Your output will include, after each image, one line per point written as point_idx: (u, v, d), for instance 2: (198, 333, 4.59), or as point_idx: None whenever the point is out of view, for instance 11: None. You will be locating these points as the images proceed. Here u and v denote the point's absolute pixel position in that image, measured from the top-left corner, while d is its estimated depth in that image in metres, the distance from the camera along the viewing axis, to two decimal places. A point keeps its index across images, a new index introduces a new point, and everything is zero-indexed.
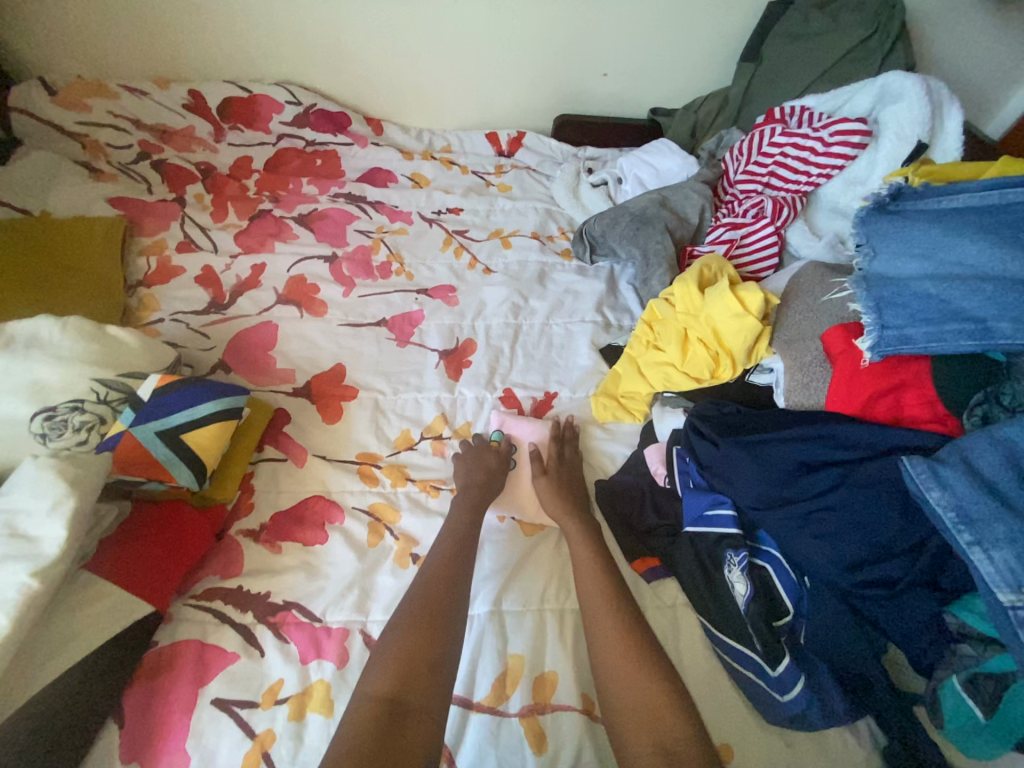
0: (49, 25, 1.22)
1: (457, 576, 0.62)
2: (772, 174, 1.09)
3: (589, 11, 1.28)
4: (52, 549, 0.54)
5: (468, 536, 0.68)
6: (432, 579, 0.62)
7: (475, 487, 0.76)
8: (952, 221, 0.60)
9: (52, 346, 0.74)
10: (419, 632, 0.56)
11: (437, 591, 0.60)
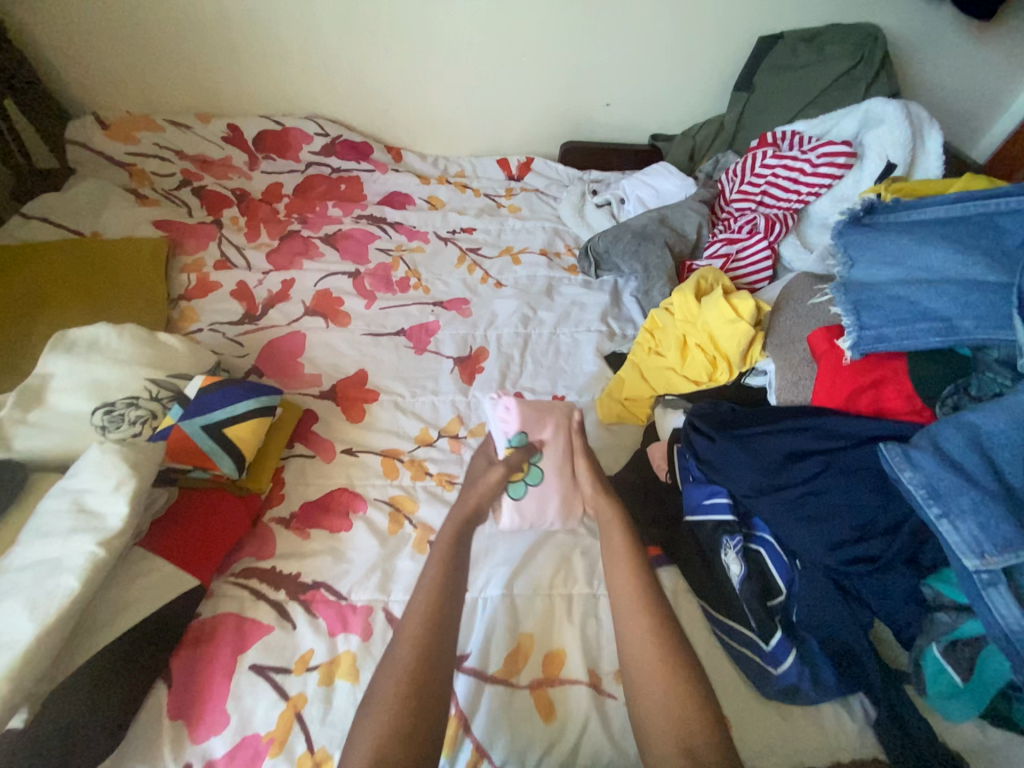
0: (105, 69, 1.36)
1: (438, 655, 0.58)
2: (765, 192, 1.16)
3: (592, 48, 1.39)
4: (115, 522, 0.60)
5: (453, 598, 0.63)
6: (410, 660, 0.57)
7: (454, 542, 0.69)
8: (918, 233, 0.67)
9: (111, 349, 0.82)
10: (401, 714, 0.53)
11: (418, 669, 0.57)
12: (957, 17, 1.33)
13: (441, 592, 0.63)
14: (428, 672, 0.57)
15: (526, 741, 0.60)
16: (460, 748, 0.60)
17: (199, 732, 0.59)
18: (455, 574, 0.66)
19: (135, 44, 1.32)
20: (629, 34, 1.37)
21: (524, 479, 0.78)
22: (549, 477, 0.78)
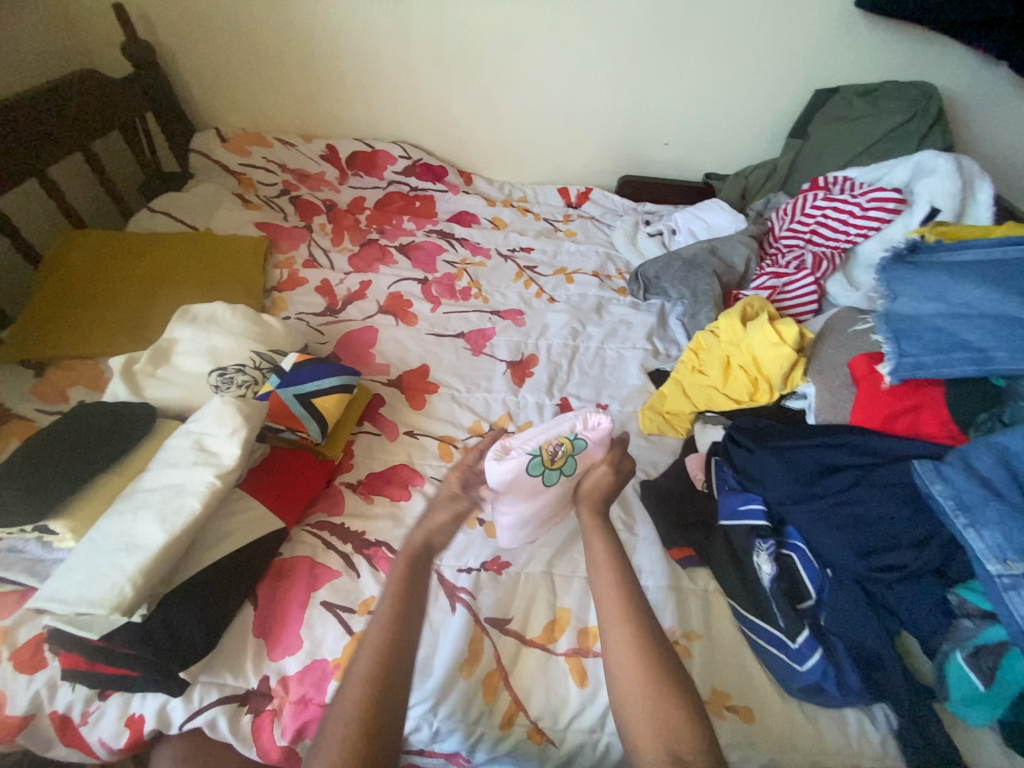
0: (229, 92, 1.58)
1: (392, 694, 0.53)
2: (813, 231, 1.23)
3: (656, 93, 1.52)
4: (229, 459, 0.72)
5: (406, 631, 0.58)
6: (362, 696, 0.52)
7: (406, 574, 0.64)
8: (974, 270, 0.72)
9: (226, 323, 0.97)
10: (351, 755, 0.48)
11: (371, 707, 0.52)
12: (1016, 81, 1.39)
13: (399, 606, 0.60)
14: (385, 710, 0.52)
15: (560, 700, 0.67)
16: (498, 699, 0.66)
17: (276, 651, 0.68)
18: (414, 595, 0.62)
19: (257, 72, 1.53)
20: (691, 83, 1.49)
21: (560, 467, 0.76)
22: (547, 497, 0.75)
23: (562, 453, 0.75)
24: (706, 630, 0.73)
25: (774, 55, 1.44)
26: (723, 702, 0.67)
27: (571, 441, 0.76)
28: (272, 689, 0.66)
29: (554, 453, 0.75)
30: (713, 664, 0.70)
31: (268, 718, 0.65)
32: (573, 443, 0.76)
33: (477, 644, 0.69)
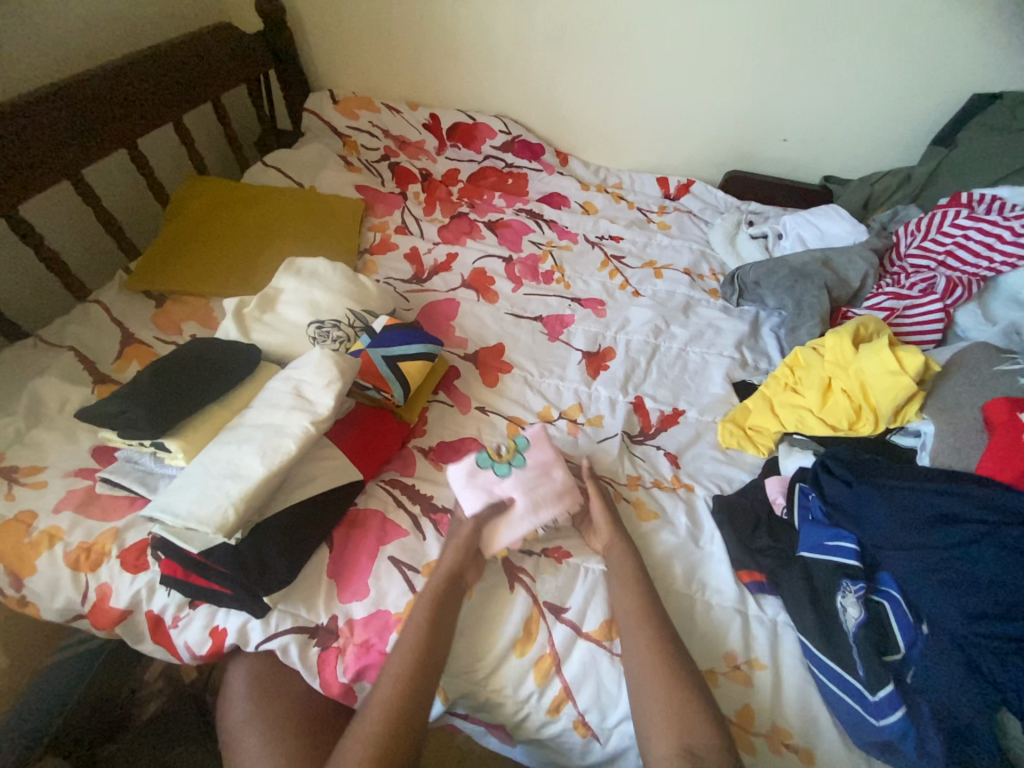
0: (346, 55, 1.62)
1: (409, 731, 0.60)
2: (948, 255, 1.10)
3: (783, 83, 1.40)
4: (324, 408, 0.76)
5: (431, 669, 0.64)
6: (382, 725, 0.60)
7: (434, 609, 0.67)
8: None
9: (326, 280, 1.01)
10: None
11: (388, 749, 0.58)
12: None
13: (428, 631, 0.65)
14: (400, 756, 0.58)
15: (610, 699, 0.66)
16: (549, 684, 0.67)
17: (344, 594, 0.72)
18: (444, 619, 0.67)
19: (375, 36, 1.56)
20: (826, 74, 1.36)
21: (510, 461, 0.80)
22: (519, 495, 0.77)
23: (505, 451, 0.80)
24: (772, 663, 0.69)
25: (932, 48, 1.27)
26: (783, 739, 0.65)
27: (514, 440, 0.82)
28: (339, 628, 0.70)
29: (500, 452, 0.81)
30: (775, 699, 0.67)
31: (333, 654, 0.69)
32: (517, 440, 0.82)
33: (533, 626, 0.70)
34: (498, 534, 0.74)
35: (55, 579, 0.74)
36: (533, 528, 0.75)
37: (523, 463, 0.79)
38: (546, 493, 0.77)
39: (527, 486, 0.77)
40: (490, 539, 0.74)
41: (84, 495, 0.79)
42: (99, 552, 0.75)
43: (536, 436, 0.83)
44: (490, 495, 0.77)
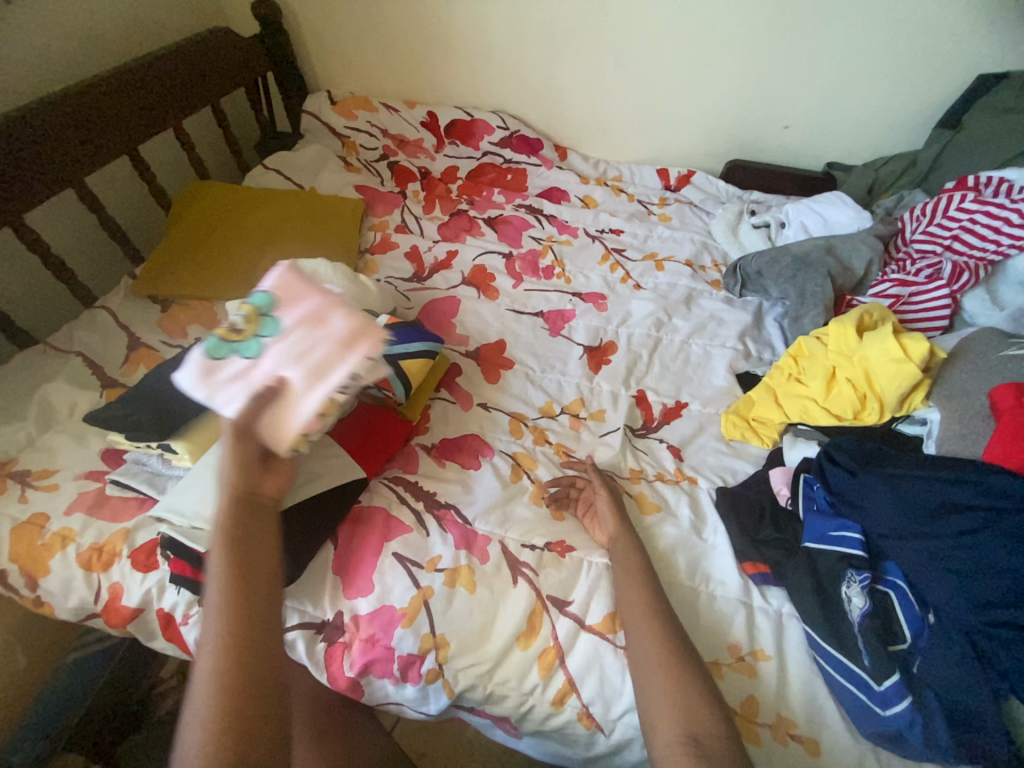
0: (343, 56, 1.63)
1: (255, 691, 0.51)
2: (954, 238, 1.09)
3: (783, 69, 1.38)
4: None
5: (251, 617, 0.54)
6: (216, 702, 0.50)
7: (238, 530, 0.57)
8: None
9: (326, 280, 1.02)
10: (228, 744, 0.48)
11: (230, 709, 0.50)
12: None
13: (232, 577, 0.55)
14: (264, 695, 0.51)
15: (614, 691, 0.66)
16: (553, 676, 0.68)
17: (349, 591, 0.73)
18: (247, 557, 0.56)
19: (371, 36, 1.56)
20: (828, 59, 1.34)
21: (254, 331, 0.65)
22: (302, 368, 0.63)
23: (244, 329, 0.65)
24: (776, 654, 0.69)
25: (937, 27, 1.25)
26: (788, 729, 0.65)
27: (251, 304, 0.67)
28: (345, 624, 0.71)
29: (236, 327, 0.65)
30: (780, 690, 0.67)
31: (339, 650, 0.70)
32: (255, 305, 0.67)
33: (536, 620, 0.71)
34: (287, 421, 0.61)
35: (68, 579, 0.76)
36: (325, 398, 0.62)
37: (290, 328, 0.65)
38: (326, 355, 0.64)
39: (293, 349, 0.64)
40: (289, 436, 0.61)
41: (95, 497, 0.81)
42: (110, 552, 0.76)
43: (286, 287, 0.69)
44: (262, 373, 0.63)
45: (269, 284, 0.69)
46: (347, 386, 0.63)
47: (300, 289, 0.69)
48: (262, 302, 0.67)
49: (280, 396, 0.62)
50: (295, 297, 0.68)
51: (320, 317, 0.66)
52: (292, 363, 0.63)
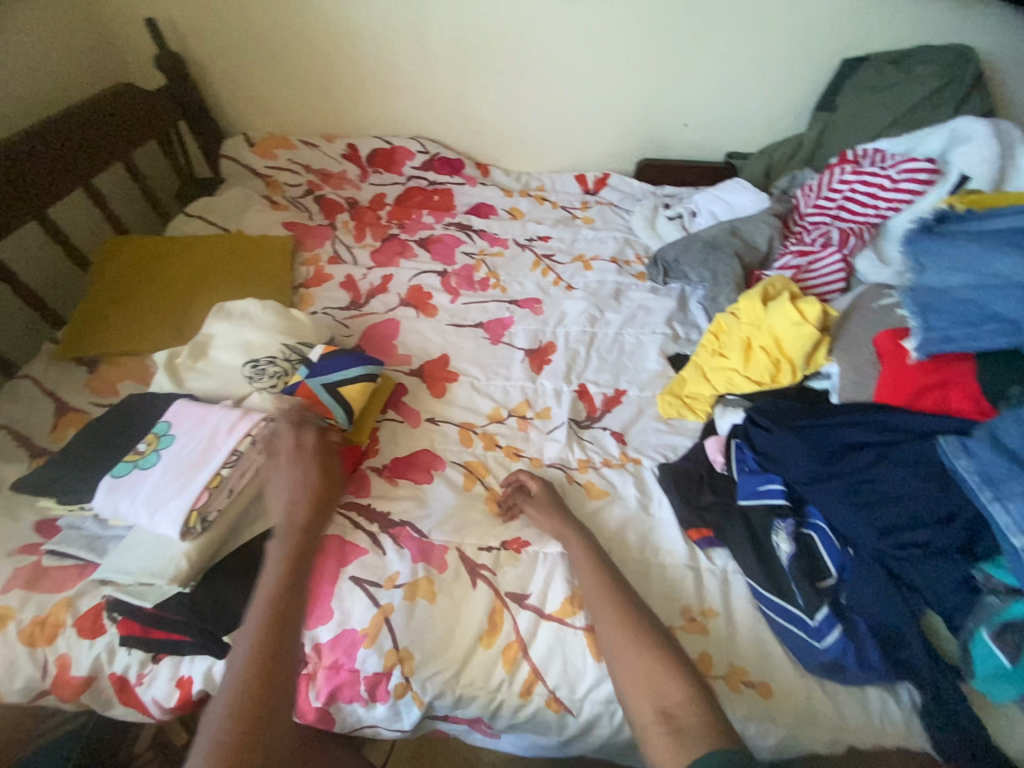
0: (255, 99, 1.64)
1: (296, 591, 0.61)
2: (840, 208, 1.20)
3: (673, 74, 1.49)
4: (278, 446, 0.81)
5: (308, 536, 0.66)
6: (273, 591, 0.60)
7: (302, 527, 0.66)
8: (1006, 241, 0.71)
9: (257, 318, 1.02)
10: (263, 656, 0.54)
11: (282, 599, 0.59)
12: None
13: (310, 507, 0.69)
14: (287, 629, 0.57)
15: (577, 671, 0.69)
16: (518, 668, 0.70)
17: (309, 620, 0.73)
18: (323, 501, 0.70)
19: (281, 78, 1.59)
20: (711, 60, 1.46)
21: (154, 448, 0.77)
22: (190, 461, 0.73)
23: (144, 449, 0.77)
24: (723, 609, 0.73)
25: (798, 24, 1.39)
26: (741, 677, 0.69)
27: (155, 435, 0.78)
28: (308, 655, 0.72)
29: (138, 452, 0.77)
30: (731, 642, 0.71)
31: (305, 682, 0.71)
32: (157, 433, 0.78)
33: (497, 617, 0.73)
34: (170, 512, 0.69)
35: (11, 660, 0.73)
36: (211, 474, 0.71)
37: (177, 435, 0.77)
38: (207, 440, 0.75)
39: (183, 447, 0.75)
40: (178, 510, 0.69)
41: (32, 571, 0.77)
42: (53, 623, 0.73)
43: (179, 409, 0.81)
44: (156, 474, 0.73)
45: (168, 412, 0.81)
46: (231, 462, 0.73)
47: (187, 404, 0.81)
48: (163, 427, 0.79)
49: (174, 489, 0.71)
50: (187, 410, 0.80)
51: (203, 418, 0.78)
52: (183, 456, 0.74)
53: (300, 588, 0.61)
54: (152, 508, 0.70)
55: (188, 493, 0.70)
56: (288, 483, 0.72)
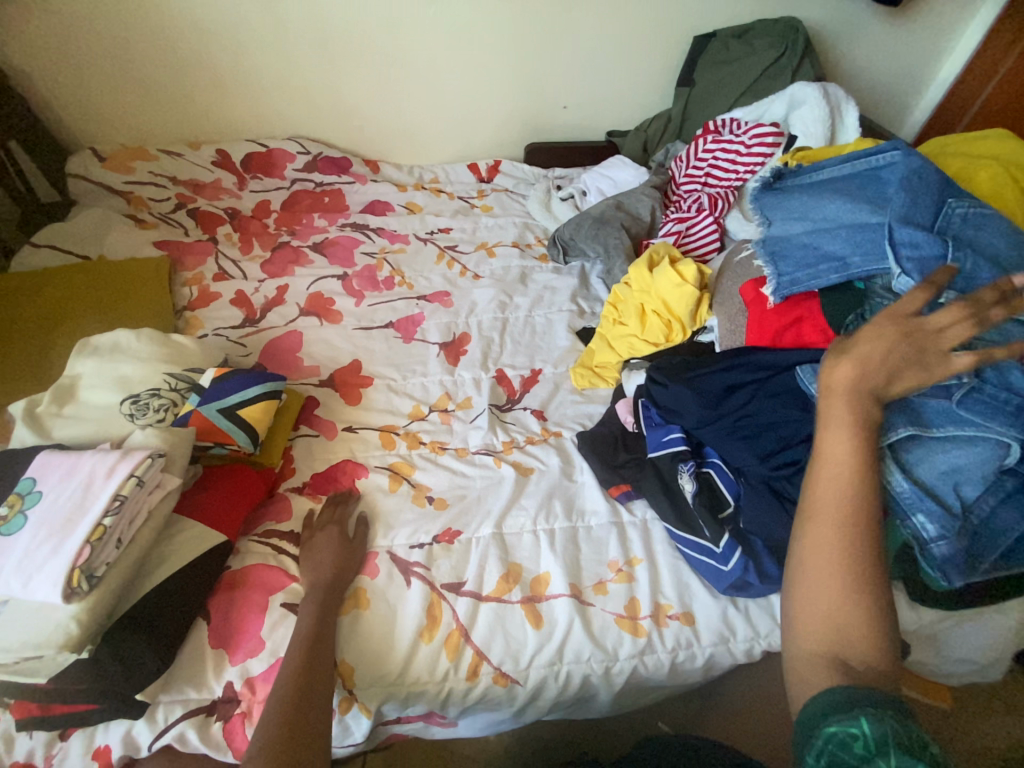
0: (97, 107, 1.46)
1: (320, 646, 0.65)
2: (708, 174, 1.31)
3: (545, 57, 1.53)
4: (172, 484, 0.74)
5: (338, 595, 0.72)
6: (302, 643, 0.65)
7: (326, 585, 0.72)
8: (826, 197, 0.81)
9: (131, 350, 0.92)
10: (292, 704, 0.58)
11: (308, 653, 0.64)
12: (867, 6, 1.52)
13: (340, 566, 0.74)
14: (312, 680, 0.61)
15: (519, 642, 0.72)
16: (462, 654, 0.71)
17: (236, 656, 0.70)
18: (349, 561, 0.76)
19: (124, 82, 1.43)
20: (578, 42, 1.51)
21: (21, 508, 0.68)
22: (65, 518, 0.65)
23: (8, 513, 0.68)
24: (645, 555, 0.80)
25: (650, 5, 1.47)
26: (667, 611, 0.75)
27: (20, 494, 0.69)
28: (238, 692, 0.68)
29: (3, 515, 0.68)
30: (656, 582, 0.77)
31: (239, 722, 0.67)
32: (22, 492, 0.69)
33: (436, 610, 0.73)
34: (46, 578, 0.61)
35: None
36: (91, 526, 0.64)
37: (45, 491, 0.68)
38: (82, 490, 0.67)
39: (53, 503, 0.67)
40: (56, 572, 0.61)
41: None
42: None
43: (46, 461, 0.72)
44: (24, 538, 0.65)
45: (31, 467, 0.72)
46: (114, 509, 0.66)
47: (55, 454, 0.73)
48: (28, 485, 0.70)
49: (48, 550, 0.63)
50: (55, 461, 0.71)
51: (75, 467, 0.70)
52: (55, 513, 0.66)
53: (326, 644, 0.66)
54: (26, 576, 0.62)
55: (64, 552, 0.63)
56: (322, 540, 0.77)
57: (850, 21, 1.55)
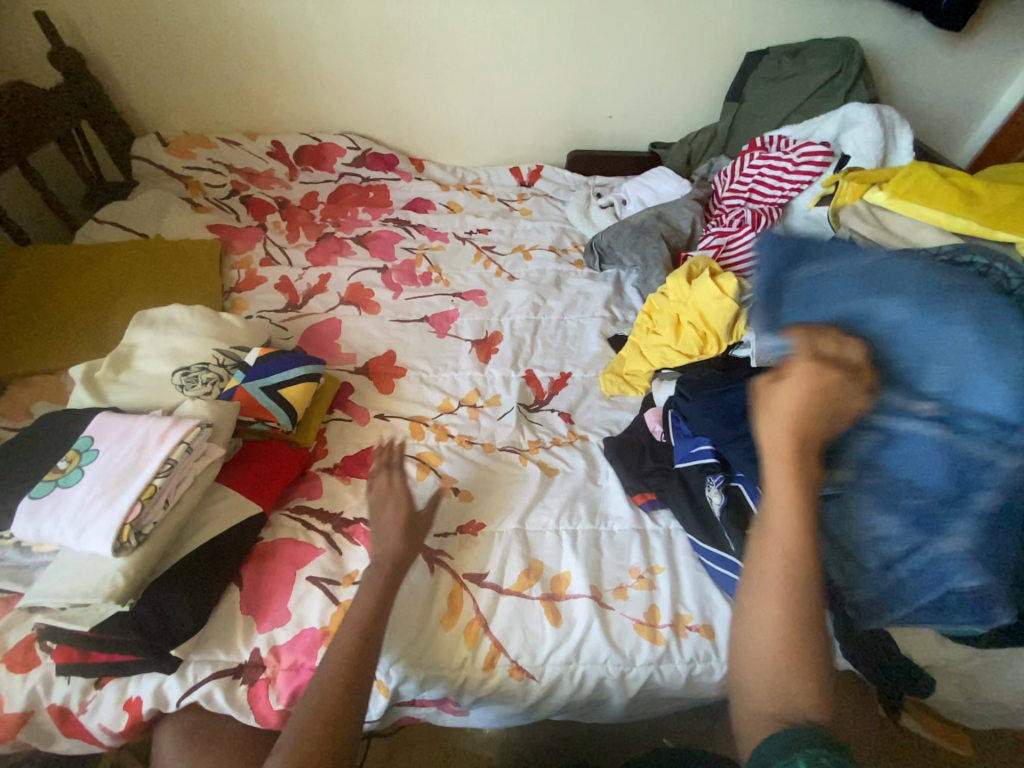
0: (165, 95, 1.54)
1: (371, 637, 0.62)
2: (752, 190, 1.30)
3: (595, 67, 1.55)
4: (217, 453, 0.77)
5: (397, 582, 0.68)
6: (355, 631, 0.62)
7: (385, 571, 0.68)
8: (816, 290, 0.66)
9: (184, 324, 0.97)
10: (336, 694, 0.57)
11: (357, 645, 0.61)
12: (927, 30, 1.49)
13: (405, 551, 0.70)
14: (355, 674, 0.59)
15: (537, 638, 0.73)
16: (480, 645, 0.72)
17: (264, 624, 0.72)
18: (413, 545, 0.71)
19: (192, 73, 1.50)
20: (629, 54, 1.53)
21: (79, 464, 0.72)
22: (119, 475, 0.69)
23: (66, 466, 0.72)
24: (668, 564, 0.80)
25: (704, 20, 1.48)
26: (687, 622, 0.75)
27: (77, 451, 0.74)
28: (264, 658, 0.71)
29: (60, 469, 0.72)
30: (677, 592, 0.77)
31: (263, 687, 0.69)
32: (79, 449, 0.74)
33: (457, 599, 0.75)
34: (99, 529, 0.65)
35: None
36: (143, 484, 0.68)
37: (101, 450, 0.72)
38: (137, 451, 0.72)
39: (109, 461, 0.71)
40: (109, 524, 0.65)
41: None
42: None
43: (102, 423, 0.77)
44: (81, 490, 0.69)
45: (89, 427, 0.77)
46: (165, 470, 0.70)
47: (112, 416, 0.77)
48: (86, 443, 0.74)
49: (102, 503, 0.67)
50: (111, 423, 0.76)
51: (130, 429, 0.74)
52: (112, 470, 0.70)
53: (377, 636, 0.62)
54: (81, 527, 0.66)
55: (117, 507, 0.66)
56: (387, 516, 0.74)
57: (907, 45, 1.53)
